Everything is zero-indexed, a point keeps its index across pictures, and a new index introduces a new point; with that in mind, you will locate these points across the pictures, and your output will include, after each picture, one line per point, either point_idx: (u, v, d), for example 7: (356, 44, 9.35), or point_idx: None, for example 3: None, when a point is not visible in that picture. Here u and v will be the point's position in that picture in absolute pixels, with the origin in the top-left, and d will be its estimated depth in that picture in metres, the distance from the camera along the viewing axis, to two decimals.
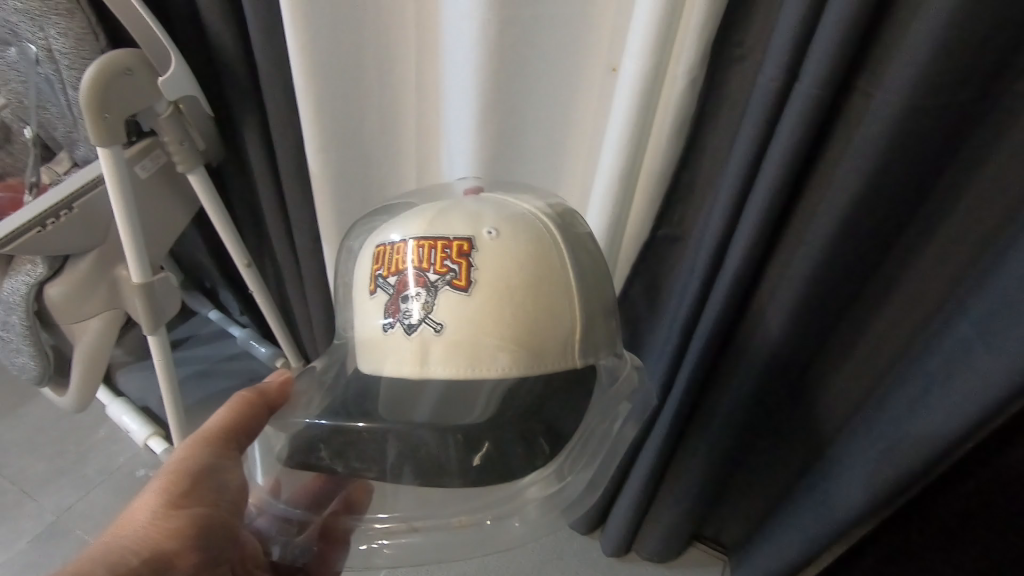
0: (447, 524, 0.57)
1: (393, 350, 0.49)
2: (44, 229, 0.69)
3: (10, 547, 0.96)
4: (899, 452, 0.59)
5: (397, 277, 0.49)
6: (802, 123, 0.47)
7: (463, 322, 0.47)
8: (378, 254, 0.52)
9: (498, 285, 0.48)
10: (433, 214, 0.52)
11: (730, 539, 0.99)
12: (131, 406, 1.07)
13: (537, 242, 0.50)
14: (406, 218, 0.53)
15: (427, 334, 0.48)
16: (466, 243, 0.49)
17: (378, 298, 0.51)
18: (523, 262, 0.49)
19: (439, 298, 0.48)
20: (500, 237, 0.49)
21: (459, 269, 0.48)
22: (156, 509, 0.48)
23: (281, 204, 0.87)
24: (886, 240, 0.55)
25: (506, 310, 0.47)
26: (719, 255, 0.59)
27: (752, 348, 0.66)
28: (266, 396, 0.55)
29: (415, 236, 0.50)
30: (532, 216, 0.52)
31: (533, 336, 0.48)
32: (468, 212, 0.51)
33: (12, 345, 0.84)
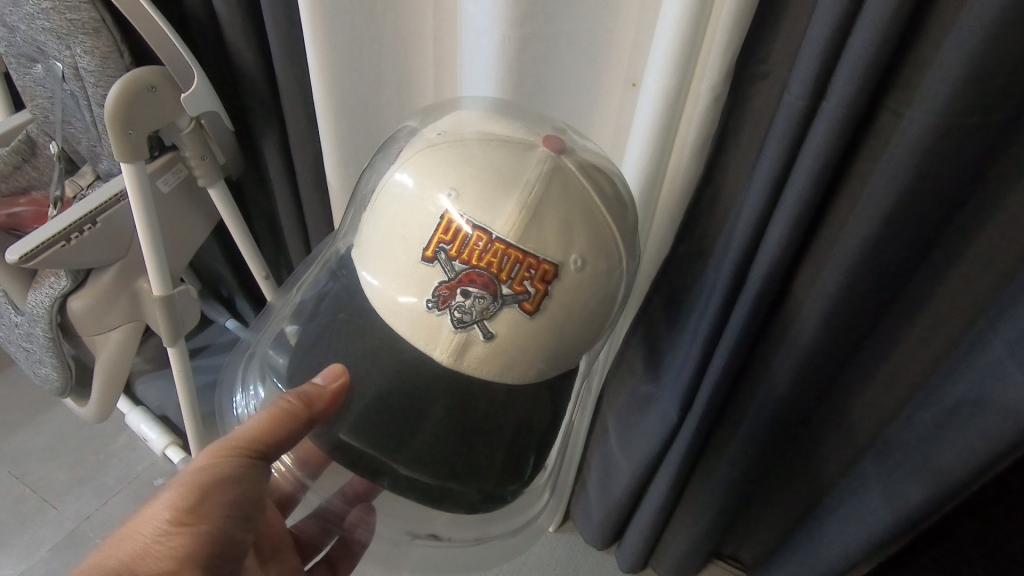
0: (468, 538, 0.67)
1: (426, 330, 0.48)
2: (69, 243, 0.70)
3: (31, 554, 0.97)
4: (927, 474, 0.57)
5: (467, 270, 0.46)
6: (828, 143, 0.47)
7: (520, 338, 0.47)
8: (450, 218, 0.46)
9: (561, 315, 0.48)
10: (529, 212, 0.46)
11: (749, 558, 0.97)
12: (149, 415, 1.08)
13: (607, 273, 0.50)
14: (493, 189, 0.46)
15: (475, 335, 0.47)
16: (553, 270, 0.46)
17: (433, 270, 0.47)
18: (590, 297, 0.49)
19: (501, 311, 0.46)
20: (581, 266, 0.48)
21: (534, 294, 0.46)
22: (162, 525, 0.47)
23: (300, 217, 0.88)
24: (913, 260, 0.54)
25: (560, 333, 0.49)
26: (742, 273, 0.59)
27: (774, 367, 0.65)
28: (312, 409, 0.49)
29: (503, 237, 0.45)
30: (609, 232, 0.50)
31: (564, 351, 0.51)
32: (563, 220, 0.47)
33: (36, 356, 0.85)
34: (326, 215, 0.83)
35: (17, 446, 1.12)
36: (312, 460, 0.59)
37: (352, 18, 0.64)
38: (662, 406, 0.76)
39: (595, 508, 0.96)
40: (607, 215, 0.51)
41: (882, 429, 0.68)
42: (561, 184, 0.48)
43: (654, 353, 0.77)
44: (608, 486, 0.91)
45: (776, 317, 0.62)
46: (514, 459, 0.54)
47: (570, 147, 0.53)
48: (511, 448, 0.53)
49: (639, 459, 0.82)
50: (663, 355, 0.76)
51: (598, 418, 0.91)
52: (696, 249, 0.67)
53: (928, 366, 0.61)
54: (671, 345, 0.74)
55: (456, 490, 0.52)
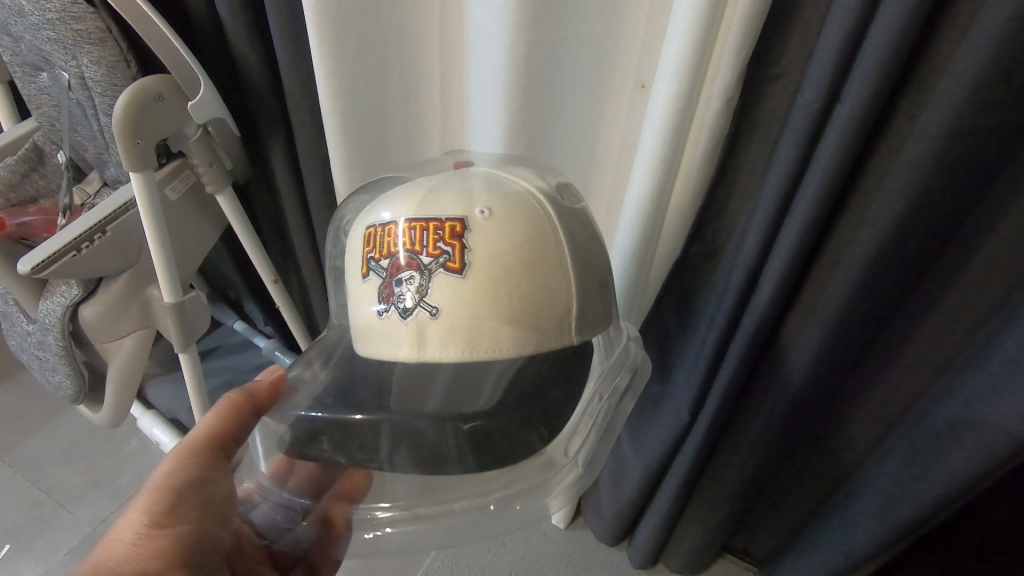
0: (450, 510, 0.56)
1: (389, 333, 0.49)
2: (80, 252, 0.70)
3: (48, 559, 0.98)
4: (941, 471, 0.57)
5: (391, 261, 0.49)
6: (843, 147, 0.46)
7: (461, 300, 0.47)
8: (368, 236, 0.52)
9: (492, 266, 0.47)
10: (423, 195, 0.50)
11: (759, 554, 0.98)
12: (160, 418, 1.12)
13: (530, 219, 0.49)
14: (394, 199, 0.52)
15: (423, 318, 0.47)
16: (459, 224, 0.48)
17: (371, 281, 0.50)
18: (517, 240, 0.48)
19: (433, 281, 0.47)
20: (491, 215, 0.48)
21: (452, 251, 0.47)
22: (140, 530, 0.49)
23: (307, 220, 0.88)
24: (925, 258, 0.54)
25: (508, 292, 0.47)
26: (754, 276, 0.59)
27: (786, 368, 0.65)
28: (255, 397, 0.55)
29: (407, 218, 0.49)
30: (526, 195, 0.51)
31: (528, 313, 0.48)
32: (459, 190, 0.50)
33: (49, 364, 0.86)
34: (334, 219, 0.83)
35: (32, 451, 1.13)
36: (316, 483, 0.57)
37: (360, 27, 0.64)
38: (674, 405, 0.76)
39: (606, 507, 0.96)
40: (523, 186, 0.52)
41: (891, 428, 0.68)
42: (459, 177, 0.53)
43: (666, 353, 0.77)
44: (620, 484, 0.92)
45: (787, 319, 0.62)
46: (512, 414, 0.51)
47: (484, 164, 0.57)
48: (529, 419, 0.52)
49: (650, 457, 0.83)
50: (674, 354, 0.76)
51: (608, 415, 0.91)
52: (708, 250, 0.67)
53: (938, 366, 0.61)
54: (683, 345, 0.74)
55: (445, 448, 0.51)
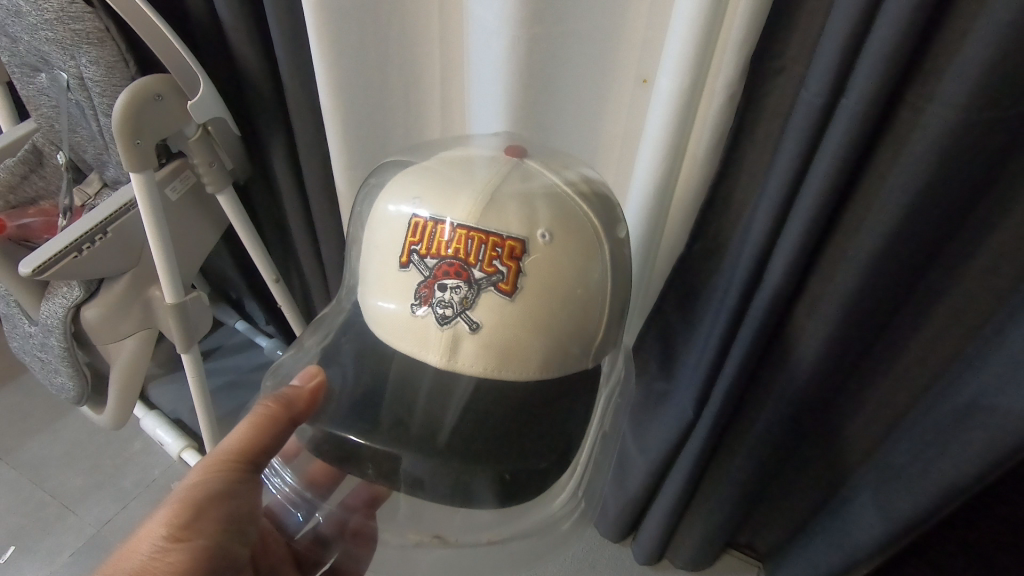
0: (477, 540, 0.65)
1: (419, 333, 0.49)
2: (80, 254, 0.70)
3: (53, 560, 0.98)
4: (947, 465, 0.57)
5: (439, 263, 0.48)
6: (848, 140, 0.46)
7: (509, 322, 0.48)
8: (414, 224, 0.49)
9: (544, 294, 0.48)
10: (487, 198, 0.49)
11: (765, 549, 0.98)
12: (164, 419, 1.10)
13: (587, 248, 0.50)
14: (452, 187, 0.50)
15: (461, 329, 0.48)
16: (519, 246, 0.48)
17: (410, 274, 0.49)
18: (572, 274, 0.49)
19: (480, 297, 0.47)
20: (552, 240, 0.48)
21: (507, 273, 0.47)
22: (158, 542, 0.48)
23: (308, 219, 0.88)
24: (933, 252, 0.54)
25: (550, 321, 0.49)
26: (758, 272, 0.58)
27: (790, 364, 0.65)
28: (292, 409, 0.52)
29: (465, 222, 0.48)
30: (584, 216, 0.51)
31: (563, 340, 0.50)
32: (523, 201, 0.49)
33: (51, 365, 0.86)
34: (334, 218, 0.83)
35: (35, 453, 1.13)
36: (322, 478, 0.62)
37: (359, 23, 0.63)
38: (677, 401, 0.76)
39: (610, 503, 0.96)
40: (580, 201, 0.52)
41: (895, 423, 0.68)
42: (519, 178, 0.51)
43: (669, 349, 0.77)
44: (624, 481, 0.92)
45: (790, 317, 0.62)
46: (530, 433, 0.50)
47: (534, 156, 0.56)
48: (553, 438, 0.51)
49: (654, 454, 0.83)
50: (678, 350, 0.76)
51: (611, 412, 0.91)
52: (711, 246, 0.66)
53: (942, 360, 0.61)
54: (686, 341, 0.74)
55: (470, 479, 0.49)
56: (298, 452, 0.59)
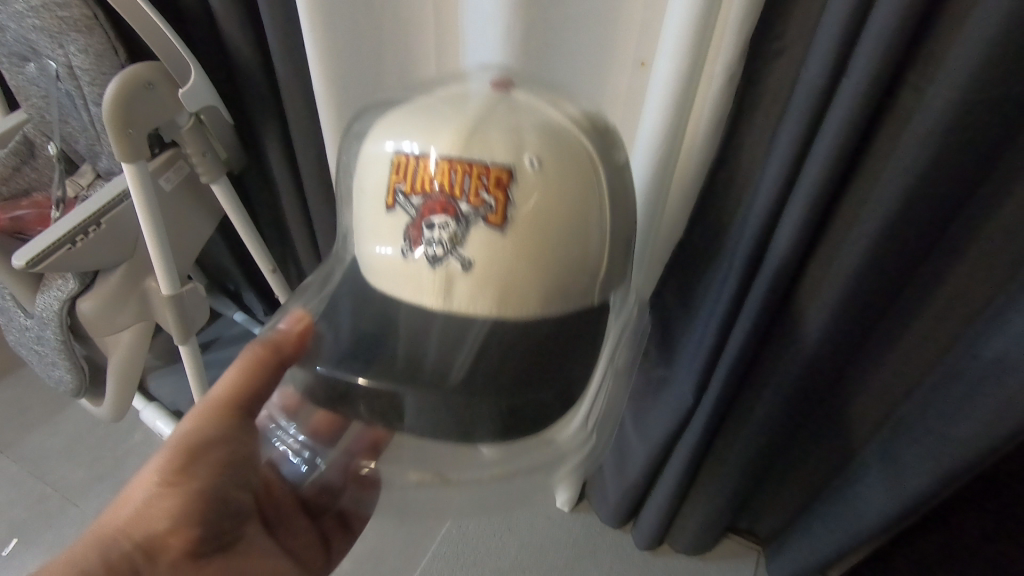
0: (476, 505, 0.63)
1: (414, 276, 0.49)
2: (75, 246, 0.69)
3: (56, 552, 0.99)
4: (944, 450, 0.57)
5: (425, 201, 0.47)
6: (847, 125, 0.45)
7: (501, 252, 0.47)
8: (397, 163, 0.49)
9: (534, 224, 0.47)
10: (469, 128, 0.48)
11: (766, 533, 0.98)
12: (164, 411, 1.10)
13: (579, 174, 0.49)
14: (434, 123, 0.49)
15: (454, 268, 0.48)
16: (506, 174, 0.46)
17: (397, 215, 0.49)
18: (564, 200, 0.48)
19: (470, 232, 0.47)
20: (542, 166, 0.47)
21: (495, 204, 0.46)
22: (154, 487, 0.50)
23: (305, 209, 0.87)
24: (932, 237, 0.53)
25: (542, 252, 0.48)
26: (757, 258, 0.58)
27: (789, 350, 0.65)
28: (279, 353, 0.53)
29: (448, 157, 0.47)
30: (575, 142, 0.50)
31: (560, 273, 0.49)
32: (508, 131, 0.48)
33: (49, 359, 0.85)
34: (331, 209, 0.82)
35: (35, 446, 1.13)
36: (322, 431, 0.56)
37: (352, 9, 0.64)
38: (676, 387, 0.76)
39: (611, 488, 0.97)
40: (571, 127, 0.50)
41: (893, 408, 0.69)
42: (505, 108, 0.50)
43: (668, 335, 0.77)
44: (624, 467, 0.92)
45: (786, 305, 0.62)
46: (531, 366, 0.50)
47: (520, 86, 0.55)
48: (557, 377, 0.51)
49: (653, 441, 0.83)
50: (678, 336, 0.76)
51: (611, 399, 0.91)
52: (711, 230, 0.66)
53: (943, 344, 0.61)
54: (686, 326, 0.74)
55: (473, 413, 0.49)
56: (298, 405, 0.56)
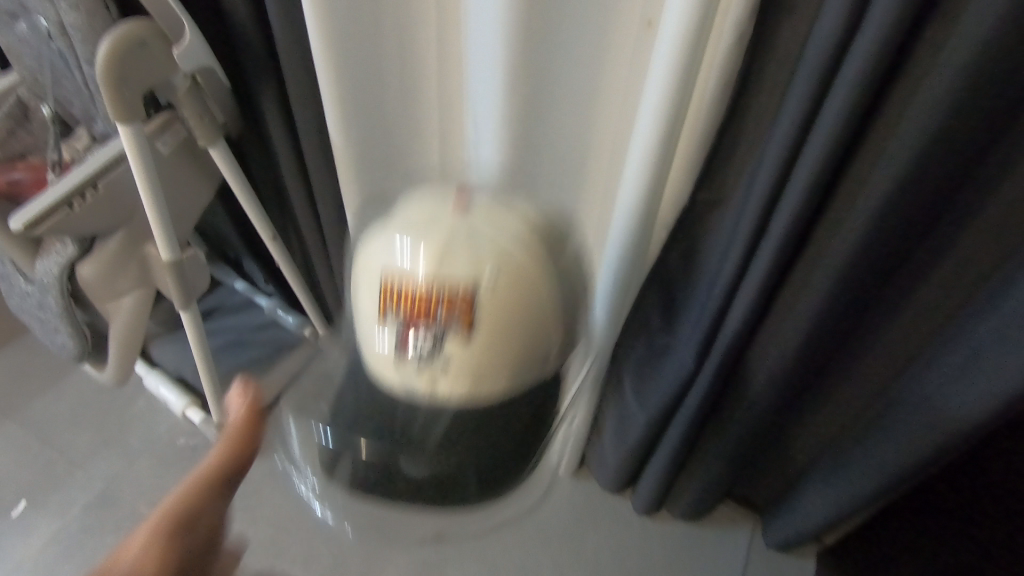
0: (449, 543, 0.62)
1: (394, 379, 0.45)
2: (72, 209, 0.69)
3: (66, 512, 1.02)
4: (946, 414, 0.60)
5: (408, 317, 0.43)
6: (858, 87, 0.44)
7: (468, 365, 0.44)
8: (377, 279, 0.45)
9: (507, 328, 0.44)
10: (446, 238, 0.44)
11: (761, 501, 1.00)
12: (167, 377, 1.11)
13: (535, 284, 0.45)
14: (413, 234, 0.44)
15: (435, 369, 0.44)
16: (479, 287, 0.43)
17: (379, 330, 0.45)
18: (531, 299, 0.45)
19: (448, 343, 0.43)
20: (495, 283, 0.43)
21: (470, 318, 0.43)
22: (138, 555, 0.44)
23: (304, 176, 0.87)
24: (936, 205, 0.52)
25: (515, 349, 0.45)
26: (760, 227, 0.57)
27: (790, 321, 0.64)
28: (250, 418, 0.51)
29: (427, 273, 0.43)
30: (538, 236, 0.47)
31: (530, 357, 0.46)
32: (482, 239, 0.44)
33: (51, 325, 0.85)
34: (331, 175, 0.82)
35: (41, 411, 1.14)
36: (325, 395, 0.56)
37: None
38: (677, 357, 0.76)
39: (609, 456, 0.98)
40: (531, 220, 0.48)
41: (891, 383, 0.69)
42: (477, 210, 0.46)
43: (670, 305, 0.77)
44: (623, 435, 0.93)
45: (787, 278, 0.62)
46: (514, 427, 0.48)
47: (485, 189, 0.51)
48: (528, 429, 0.49)
49: (654, 408, 0.83)
50: (680, 305, 0.76)
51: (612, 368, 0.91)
52: (715, 197, 0.65)
53: (942, 316, 0.61)
54: (687, 296, 0.74)
55: (455, 472, 0.47)
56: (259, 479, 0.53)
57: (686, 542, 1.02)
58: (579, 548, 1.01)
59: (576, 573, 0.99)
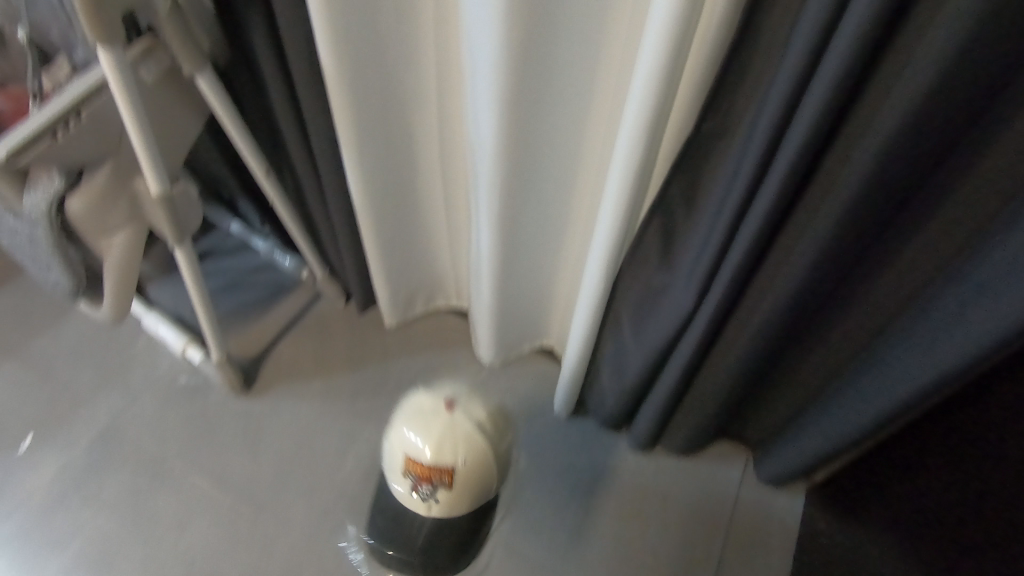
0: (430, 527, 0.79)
1: (413, 502, 0.83)
2: (56, 138, 0.70)
3: (73, 447, 1.04)
4: (937, 354, 0.62)
5: (421, 475, 0.81)
6: (875, 10, 0.42)
7: (450, 497, 0.81)
8: (402, 448, 0.82)
9: (471, 480, 0.81)
10: (439, 432, 0.80)
11: (753, 439, 1.03)
12: (165, 317, 1.10)
13: (484, 470, 0.82)
14: (421, 421, 0.82)
15: (430, 502, 0.82)
16: (452, 476, 0.80)
17: (401, 474, 0.83)
18: (480, 480, 0.82)
19: (438, 493, 0.81)
20: (466, 467, 0.81)
21: (450, 484, 0.81)
22: None
23: (296, 108, 0.85)
24: (943, 145, 0.51)
25: (466, 500, 0.82)
26: (765, 162, 0.56)
27: (790, 262, 0.63)
28: None
29: (427, 454, 0.80)
30: (484, 434, 0.83)
31: (479, 494, 0.83)
32: (456, 428, 0.81)
33: (43, 261, 0.84)
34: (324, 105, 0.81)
35: (41, 350, 1.15)
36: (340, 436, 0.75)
37: None
38: (676, 294, 0.76)
39: (606, 394, 0.99)
40: (484, 432, 0.83)
41: (887, 324, 0.68)
42: (452, 424, 0.81)
43: (670, 242, 0.76)
44: (620, 373, 0.94)
45: (789, 220, 0.61)
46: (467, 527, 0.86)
47: (462, 401, 0.84)
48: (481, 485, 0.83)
49: (652, 345, 0.84)
50: (680, 242, 0.75)
51: (611, 306, 0.91)
52: (718, 130, 0.64)
53: (941, 259, 0.60)
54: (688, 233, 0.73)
55: (449, 529, 0.85)
56: None
57: (679, 474, 1.05)
58: (575, 479, 1.05)
59: (573, 504, 1.02)
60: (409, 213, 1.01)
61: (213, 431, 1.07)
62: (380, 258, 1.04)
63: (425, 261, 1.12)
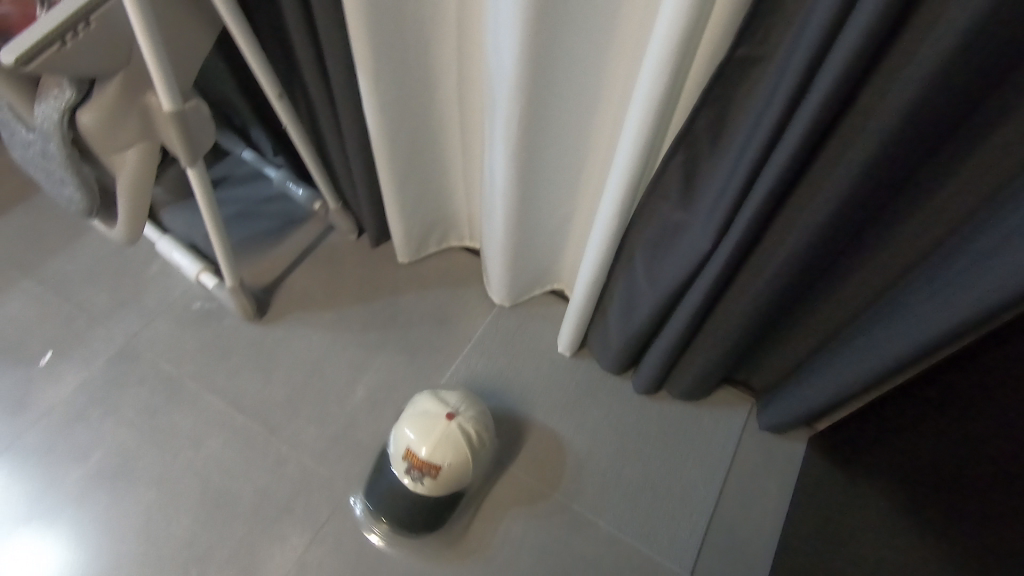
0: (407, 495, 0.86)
1: (398, 491, 0.89)
2: (66, 45, 0.66)
3: (91, 364, 1.07)
4: (949, 308, 0.61)
5: (413, 465, 0.85)
6: None
7: (433, 486, 0.86)
8: (401, 442, 0.86)
9: (454, 478, 0.86)
10: (436, 435, 0.84)
11: (759, 387, 1.03)
12: (179, 243, 1.10)
13: (467, 468, 0.86)
14: (422, 420, 0.85)
15: (415, 484, 0.87)
16: (438, 472, 0.85)
17: (396, 457, 0.87)
18: (464, 475, 0.86)
19: (422, 482, 0.86)
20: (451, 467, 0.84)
21: (435, 476, 0.85)
22: None
23: (311, 28, 0.82)
24: (985, 83, 0.48)
25: (448, 489, 0.87)
26: (798, 95, 0.54)
27: (811, 207, 0.61)
28: None
29: (421, 449, 0.84)
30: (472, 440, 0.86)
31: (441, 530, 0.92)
32: (451, 435, 0.84)
33: (57, 176, 0.84)
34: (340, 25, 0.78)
35: (57, 269, 1.16)
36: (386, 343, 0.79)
37: None
38: (692, 237, 0.75)
39: (614, 337, 0.99)
40: (471, 434, 0.86)
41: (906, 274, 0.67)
42: (449, 432, 0.85)
43: (690, 182, 0.74)
44: (630, 317, 0.94)
45: (814, 161, 0.59)
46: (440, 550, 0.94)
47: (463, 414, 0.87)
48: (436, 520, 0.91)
49: (663, 288, 0.83)
50: (700, 183, 0.73)
51: (625, 248, 0.90)
52: (750, 61, 0.61)
53: (970, 208, 0.58)
54: (710, 173, 0.71)
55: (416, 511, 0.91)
56: None
57: (684, 417, 1.07)
58: (579, 416, 1.06)
59: (576, 440, 1.04)
60: (423, 146, 0.99)
61: (226, 354, 1.09)
62: (392, 192, 1.02)
63: (437, 198, 1.11)
